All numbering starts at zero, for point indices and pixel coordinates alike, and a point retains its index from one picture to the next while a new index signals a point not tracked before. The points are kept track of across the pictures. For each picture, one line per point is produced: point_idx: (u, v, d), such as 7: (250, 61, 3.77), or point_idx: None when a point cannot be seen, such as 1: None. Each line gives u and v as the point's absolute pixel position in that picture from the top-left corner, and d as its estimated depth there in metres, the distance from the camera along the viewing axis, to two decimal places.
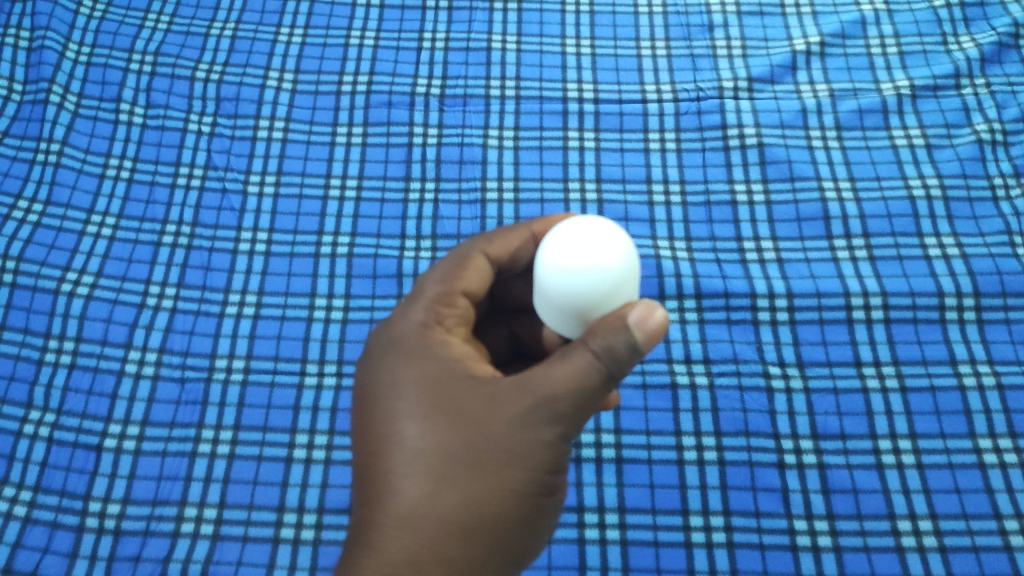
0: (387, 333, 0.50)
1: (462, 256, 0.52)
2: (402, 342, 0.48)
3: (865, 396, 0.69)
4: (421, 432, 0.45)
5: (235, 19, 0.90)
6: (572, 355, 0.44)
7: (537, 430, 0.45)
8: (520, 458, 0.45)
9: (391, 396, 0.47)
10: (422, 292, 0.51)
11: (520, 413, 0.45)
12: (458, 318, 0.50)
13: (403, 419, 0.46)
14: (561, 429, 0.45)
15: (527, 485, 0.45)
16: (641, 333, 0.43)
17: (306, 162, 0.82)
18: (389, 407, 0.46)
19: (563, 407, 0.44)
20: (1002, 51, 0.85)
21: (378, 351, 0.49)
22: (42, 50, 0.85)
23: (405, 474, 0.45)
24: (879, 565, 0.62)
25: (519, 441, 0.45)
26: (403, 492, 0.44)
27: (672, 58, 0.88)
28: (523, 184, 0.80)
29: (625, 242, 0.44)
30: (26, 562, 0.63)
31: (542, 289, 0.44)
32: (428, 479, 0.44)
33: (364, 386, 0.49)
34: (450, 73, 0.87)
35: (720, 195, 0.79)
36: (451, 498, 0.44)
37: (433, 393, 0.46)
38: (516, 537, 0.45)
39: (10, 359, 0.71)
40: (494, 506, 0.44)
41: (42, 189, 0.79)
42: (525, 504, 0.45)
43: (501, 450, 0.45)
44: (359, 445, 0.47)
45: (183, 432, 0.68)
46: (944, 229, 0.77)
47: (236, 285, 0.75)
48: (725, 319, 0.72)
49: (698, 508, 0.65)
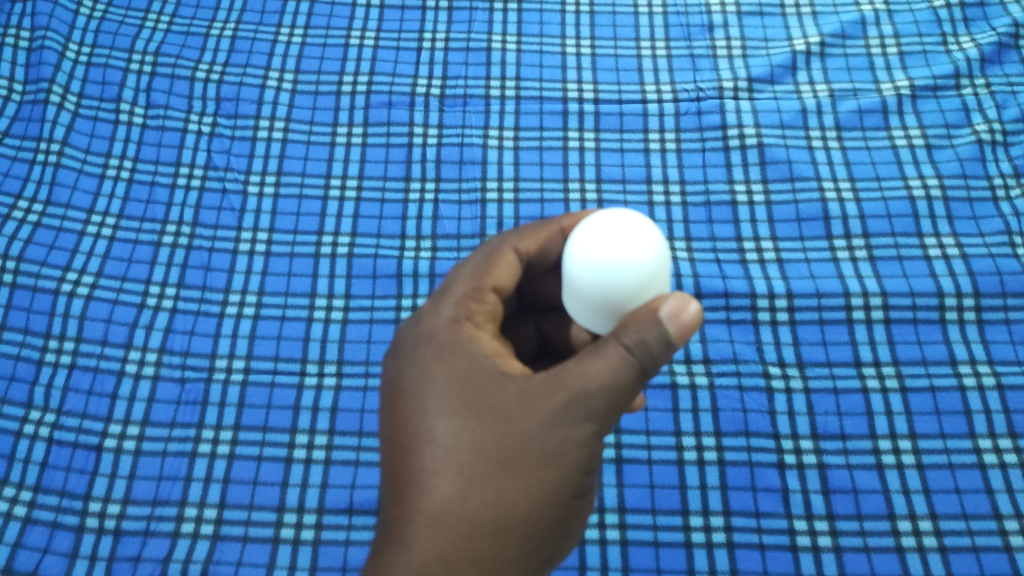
0: (418, 329, 0.49)
1: (493, 251, 0.52)
2: (432, 338, 0.48)
3: (865, 396, 0.69)
4: (453, 430, 0.45)
5: (235, 19, 0.90)
6: (605, 350, 0.44)
7: (570, 429, 0.44)
8: (552, 458, 0.45)
9: (422, 393, 0.47)
10: (452, 286, 0.50)
11: (553, 410, 0.45)
12: (487, 314, 0.50)
13: (435, 416, 0.46)
14: (594, 427, 0.45)
15: (559, 485, 0.45)
16: (674, 326, 0.43)
17: (306, 163, 0.82)
18: (421, 404, 0.47)
19: (596, 404, 0.44)
20: (1002, 51, 0.86)
21: (408, 347, 0.49)
22: (42, 50, 0.85)
23: (436, 473, 0.45)
24: (879, 565, 0.62)
25: (551, 439, 0.45)
26: (434, 490, 0.45)
27: (672, 58, 0.88)
28: (523, 184, 0.80)
29: (657, 236, 0.43)
30: (26, 562, 0.63)
31: (570, 283, 0.44)
32: (460, 477, 0.45)
33: (395, 381, 0.48)
34: (450, 73, 0.87)
35: (720, 195, 0.79)
36: (482, 497, 0.45)
37: (465, 392, 0.46)
38: (546, 536, 0.46)
39: (10, 359, 0.71)
40: (525, 506, 0.45)
41: (42, 188, 0.79)
42: (557, 503, 0.45)
43: (533, 449, 0.45)
44: (391, 441, 0.47)
45: (183, 432, 0.68)
46: (943, 230, 0.77)
47: (236, 285, 0.75)
48: (726, 319, 0.72)
49: (698, 508, 0.65)
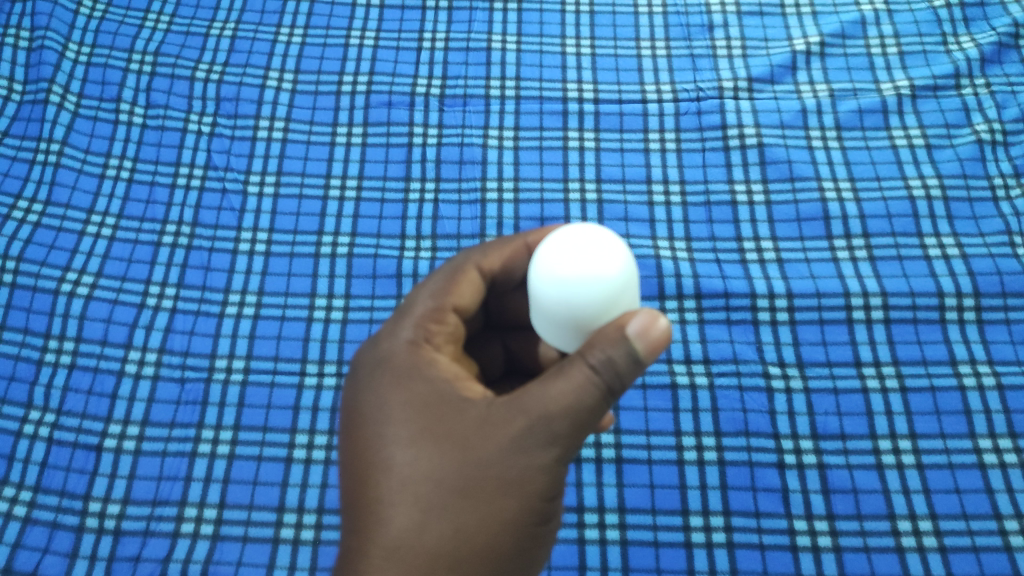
0: (376, 352, 0.50)
1: (455, 270, 0.52)
2: (390, 362, 0.48)
3: (865, 396, 0.69)
4: (410, 458, 0.45)
5: (235, 19, 0.90)
6: (569, 371, 0.44)
7: (531, 455, 0.44)
8: (513, 485, 0.44)
9: (380, 420, 0.47)
10: (412, 307, 0.51)
11: (513, 436, 0.44)
12: (447, 335, 0.50)
13: (391, 444, 0.46)
14: (556, 452, 0.45)
15: (520, 514, 0.45)
16: (642, 343, 0.43)
17: (306, 162, 0.82)
18: (378, 432, 0.46)
19: (559, 428, 0.44)
20: (1002, 51, 0.86)
21: (366, 371, 0.49)
22: (42, 50, 0.85)
23: (393, 503, 0.45)
24: (879, 566, 0.62)
25: (512, 466, 0.44)
26: (390, 522, 0.44)
27: (672, 58, 0.88)
28: (523, 184, 0.80)
29: (622, 251, 0.44)
30: (26, 563, 0.63)
31: (537, 299, 0.44)
32: (417, 508, 0.44)
33: (353, 408, 0.49)
34: (450, 73, 0.87)
35: (720, 195, 0.79)
36: (439, 529, 0.44)
37: (423, 418, 0.46)
38: (507, 566, 0.45)
39: (9, 359, 0.70)
40: (485, 537, 0.44)
41: (42, 188, 0.79)
42: (518, 531, 0.45)
43: (492, 476, 0.44)
44: (350, 469, 0.47)
45: (183, 432, 0.68)
46: (943, 230, 0.77)
47: (236, 285, 0.75)
48: (725, 319, 0.73)
49: (698, 508, 0.65)
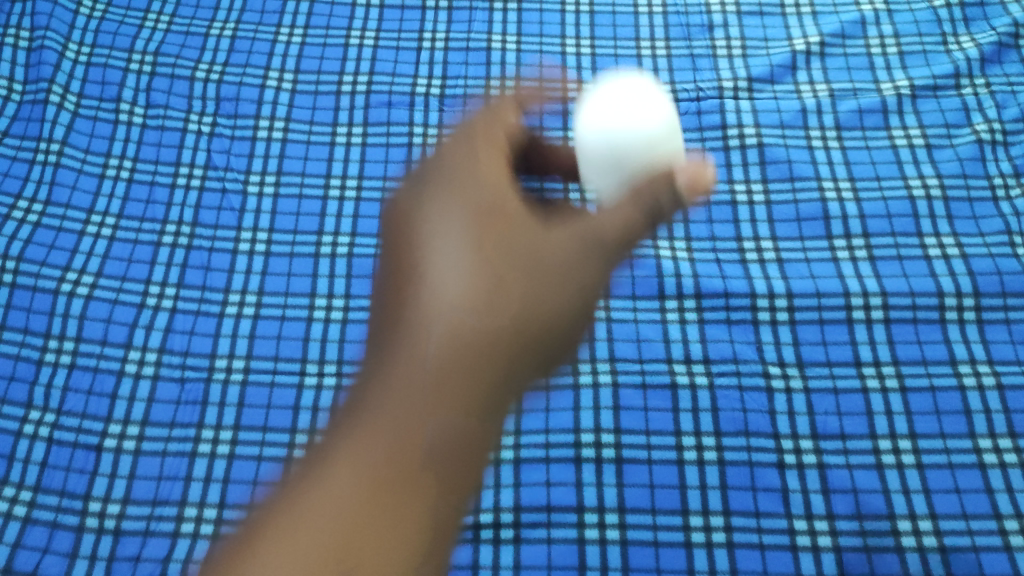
0: (439, 154, 0.48)
1: (493, 111, 0.50)
2: (449, 171, 0.47)
3: (865, 396, 0.69)
4: (458, 274, 0.44)
5: (235, 19, 0.90)
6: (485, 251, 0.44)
7: (446, 413, 0.42)
8: (433, 440, 0.41)
9: (425, 219, 0.46)
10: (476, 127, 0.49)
11: (431, 389, 0.42)
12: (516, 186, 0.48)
13: (437, 238, 0.45)
14: (471, 407, 0.42)
15: (444, 482, 0.41)
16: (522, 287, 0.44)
17: (306, 162, 0.82)
18: (425, 232, 0.45)
19: (450, 385, 0.42)
20: (1002, 51, 0.86)
21: (428, 169, 0.48)
22: (42, 50, 0.85)
23: (430, 306, 0.43)
24: (879, 565, 0.62)
25: (435, 425, 0.41)
26: (432, 296, 0.43)
27: (672, 58, 0.88)
28: (523, 184, 0.80)
29: None
30: (26, 562, 0.63)
31: None
32: (447, 337, 0.42)
33: (405, 198, 0.48)
34: (450, 73, 0.87)
35: (720, 195, 0.79)
36: (375, 488, 0.40)
37: (473, 233, 0.45)
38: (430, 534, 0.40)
39: (10, 359, 0.70)
40: (420, 503, 0.40)
41: (42, 188, 0.79)
42: (445, 505, 0.41)
43: (425, 442, 0.41)
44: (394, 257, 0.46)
45: (183, 432, 0.68)
46: (943, 229, 0.77)
47: (236, 285, 0.75)
48: (726, 318, 0.73)
49: (698, 508, 0.65)
